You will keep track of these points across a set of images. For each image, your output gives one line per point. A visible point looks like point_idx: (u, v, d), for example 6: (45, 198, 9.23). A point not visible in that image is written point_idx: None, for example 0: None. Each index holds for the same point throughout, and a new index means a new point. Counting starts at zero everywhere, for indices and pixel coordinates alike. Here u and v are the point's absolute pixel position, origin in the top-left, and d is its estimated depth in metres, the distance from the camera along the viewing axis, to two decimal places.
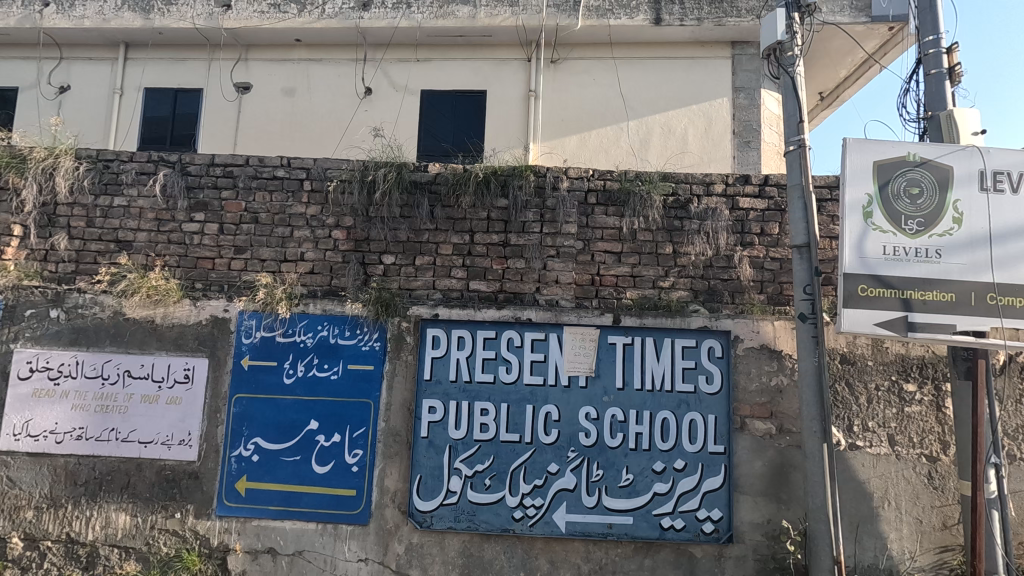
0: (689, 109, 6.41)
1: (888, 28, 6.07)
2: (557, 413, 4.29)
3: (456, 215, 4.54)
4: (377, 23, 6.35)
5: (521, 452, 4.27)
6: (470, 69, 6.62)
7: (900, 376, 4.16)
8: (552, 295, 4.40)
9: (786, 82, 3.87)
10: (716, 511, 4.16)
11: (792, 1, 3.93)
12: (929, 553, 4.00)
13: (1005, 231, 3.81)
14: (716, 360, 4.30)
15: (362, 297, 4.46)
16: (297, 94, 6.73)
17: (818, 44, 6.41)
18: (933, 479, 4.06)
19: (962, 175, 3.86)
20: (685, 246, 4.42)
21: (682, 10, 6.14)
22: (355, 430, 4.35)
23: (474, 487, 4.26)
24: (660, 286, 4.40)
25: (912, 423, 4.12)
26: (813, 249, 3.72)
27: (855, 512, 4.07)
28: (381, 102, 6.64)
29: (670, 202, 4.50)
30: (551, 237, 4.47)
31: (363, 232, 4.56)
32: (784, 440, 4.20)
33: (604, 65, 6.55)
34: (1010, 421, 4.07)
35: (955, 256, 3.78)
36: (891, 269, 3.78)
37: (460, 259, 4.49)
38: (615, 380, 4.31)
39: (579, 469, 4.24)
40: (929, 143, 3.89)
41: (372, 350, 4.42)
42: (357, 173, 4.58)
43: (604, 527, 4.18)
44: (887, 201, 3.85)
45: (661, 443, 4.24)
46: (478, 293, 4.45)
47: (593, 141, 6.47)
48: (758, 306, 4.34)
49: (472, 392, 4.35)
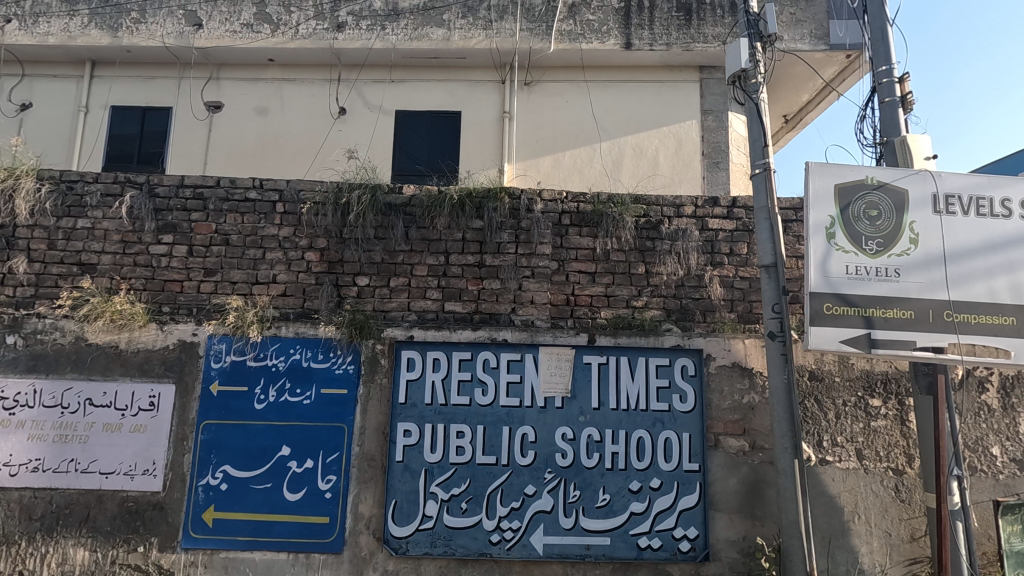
0: (659, 131, 6.57)
1: (846, 55, 6.36)
2: (533, 434, 4.28)
3: (431, 237, 4.54)
4: (353, 44, 6.40)
5: (498, 474, 4.24)
6: (445, 90, 6.69)
7: (866, 392, 4.29)
8: (528, 315, 4.43)
9: (751, 107, 4.01)
10: (692, 529, 4.19)
11: (753, 32, 4.10)
12: (899, 565, 4.09)
13: (957, 251, 3.99)
14: (690, 379, 4.36)
15: (336, 319, 4.41)
16: (270, 113, 6.69)
17: (781, 70, 6.67)
18: (900, 492, 4.17)
19: (916, 198, 4.04)
20: (657, 266, 4.50)
21: (651, 35, 6.33)
22: (328, 455, 4.27)
23: (450, 511, 4.20)
24: (634, 305, 4.46)
25: (878, 437, 4.23)
26: (780, 268, 3.82)
27: (826, 527, 4.14)
28: (356, 122, 6.64)
29: (643, 222, 4.59)
30: (526, 258, 4.50)
31: (337, 253, 4.53)
32: (757, 456, 4.26)
33: (577, 87, 6.69)
34: (970, 434, 4.22)
35: (913, 275, 3.94)
36: (854, 287, 3.91)
37: (435, 280, 4.49)
38: (591, 400, 4.33)
39: (556, 490, 4.22)
40: (886, 167, 4.06)
41: (346, 374, 4.36)
42: (330, 195, 4.57)
43: (582, 548, 4.16)
44: (848, 222, 4.00)
45: (637, 463, 4.26)
46: (454, 314, 4.44)
47: (567, 162, 6.57)
48: (729, 325, 4.43)
49: (447, 414, 4.31)
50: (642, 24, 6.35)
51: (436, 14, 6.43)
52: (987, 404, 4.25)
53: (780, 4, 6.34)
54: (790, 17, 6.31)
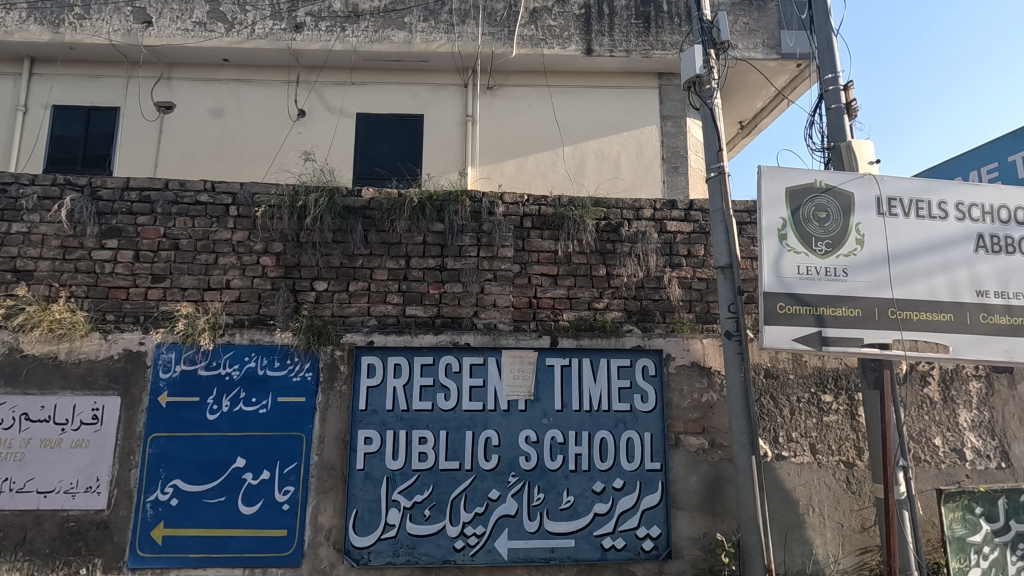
0: (621, 136, 6.68)
1: (796, 64, 6.61)
2: (496, 438, 4.25)
3: (391, 240, 4.48)
4: (311, 45, 6.27)
5: (461, 480, 4.19)
6: (408, 93, 6.63)
7: (818, 388, 4.44)
8: (490, 319, 4.41)
9: (706, 112, 4.11)
10: (655, 528, 4.24)
11: (707, 39, 4.20)
12: (851, 555, 4.23)
13: (899, 251, 4.15)
14: (650, 379, 4.43)
15: (293, 325, 4.29)
16: (225, 115, 6.49)
17: (735, 77, 6.87)
18: (851, 483, 4.32)
19: (861, 201, 4.20)
20: (618, 268, 4.56)
21: (611, 41, 6.43)
22: (285, 466, 4.14)
23: (414, 519, 4.13)
24: (595, 307, 4.50)
25: (830, 431, 4.38)
26: (735, 270, 3.91)
27: (783, 520, 4.25)
28: (316, 125, 6.51)
29: (603, 225, 4.65)
30: (488, 261, 4.49)
31: (293, 258, 4.42)
32: (716, 454, 4.35)
33: (538, 92, 6.75)
34: (915, 425, 4.42)
35: (859, 274, 4.08)
36: (805, 287, 4.02)
37: (396, 284, 4.42)
38: (554, 402, 4.33)
39: (520, 494, 4.21)
40: (833, 171, 4.21)
41: (304, 381, 4.25)
42: (286, 198, 4.46)
43: (546, 551, 4.15)
44: (799, 224, 4.11)
45: (600, 464, 4.28)
46: (415, 318, 4.39)
47: (530, 166, 6.60)
48: (688, 325, 4.52)
49: (409, 420, 4.24)
50: (603, 31, 6.44)
51: (397, 16, 6.36)
52: (929, 397, 4.47)
53: (734, 14, 6.51)
54: (743, 26, 6.49)
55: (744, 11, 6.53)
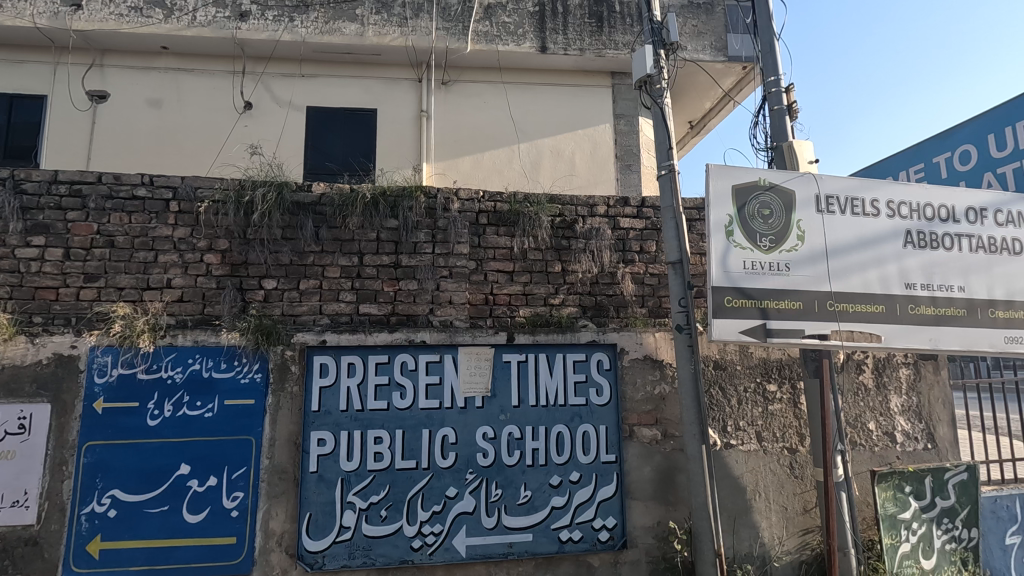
0: (576, 134, 6.75)
1: (742, 67, 6.85)
2: (453, 435, 4.23)
3: (343, 237, 4.38)
4: (257, 35, 6.03)
5: (418, 479, 4.15)
6: (361, 87, 6.50)
7: (764, 377, 4.63)
8: (446, 316, 4.39)
9: (656, 111, 4.20)
10: (610, 519, 4.33)
11: (657, 39, 4.29)
12: (794, 536, 4.44)
13: (837, 247, 4.37)
14: (605, 373, 4.50)
15: (240, 325, 4.13)
16: (165, 106, 6.18)
17: (685, 78, 7.08)
18: (794, 468, 4.53)
19: (801, 199, 4.40)
20: (573, 264, 4.62)
21: (565, 40, 6.48)
22: (233, 471, 3.99)
23: (370, 520, 4.07)
24: (551, 303, 4.55)
25: (775, 419, 4.58)
26: (685, 265, 4.03)
27: (732, 506, 4.42)
28: (263, 118, 6.29)
29: (558, 222, 4.70)
30: (443, 258, 4.46)
31: (240, 255, 4.26)
32: (669, 444, 4.47)
33: (494, 88, 6.75)
34: (851, 411, 4.68)
35: (800, 269, 4.27)
36: (751, 281, 4.17)
37: (349, 281, 4.33)
38: (511, 398, 4.34)
39: (478, 491, 4.20)
40: (775, 170, 4.38)
41: (253, 383, 4.10)
42: (231, 193, 4.29)
43: (505, 547, 4.17)
44: (744, 220, 4.26)
45: (557, 457, 4.33)
46: (369, 316, 4.32)
47: (486, 163, 6.59)
48: (641, 320, 4.63)
49: (364, 420, 4.16)
50: (557, 29, 6.49)
51: (349, 8, 6.19)
52: (864, 384, 4.74)
53: (684, 17, 6.68)
54: (692, 29, 6.66)
55: (693, 13, 6.71)
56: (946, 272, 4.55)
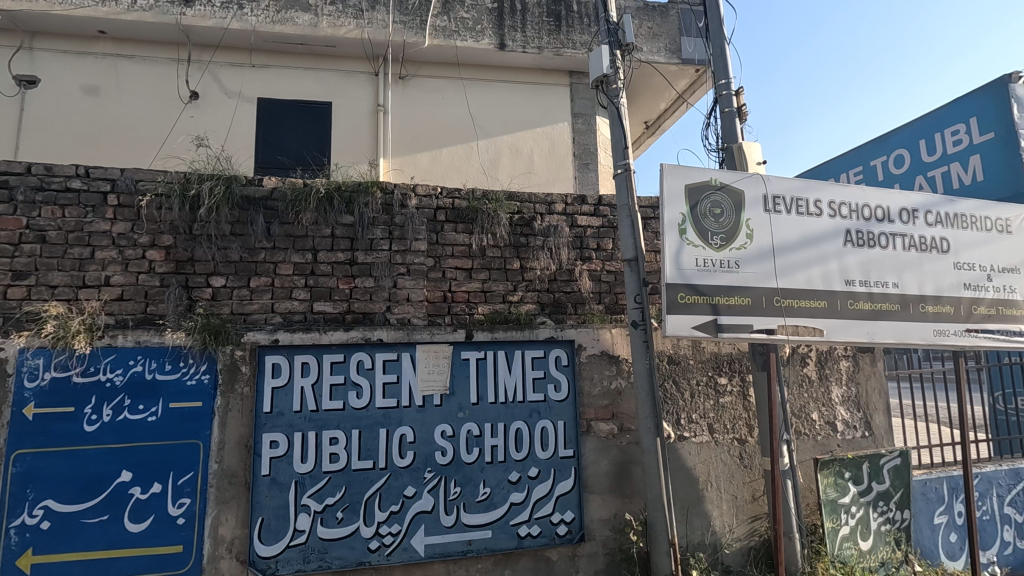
0: (535, 132, 6.78)
1: (695, 69, 7.04)
2: (411, 434, 4.19)
3: (296, 233, 4.26)
4: (203, 21, 5.76)
5: (375, 479, 4.09)
6: (315, 79, 6.33)
7: (715, 371, 4.78)
8: (403, 314, 4.34)
9: (613, 111, 4.27)
10: (568, 513, 4.38)
11: (613, 40, 4.35)
12: (743, 523, 4.62)
13: (783, 245, 4.55)
14: (563, 369, 4.55)
15: (186, 324, 3.95)
16: (102, 94, 5.84)
17: (640, 79, 7.22)
18: (743, 458, 4.71)
19: (750, 199, 4.55)
20: (531, 261, 4.65)
21: (524, 37, 6.49)
22: (179, 477, 3.83)
23: (325, 523, 3.98)
24: (510, 300, 4.57)
25: (725, 412, 4.74)
26: (640, 262, 4.14)
27: (685, 496, 4.55)
28: (210, 108, 6.04)
29: (516, 219, 4.72)
30: (401, 255, 4.40)
31: (185, 252, 4.08)
32: (625, 438, 4.57)
33: (452, 84, 6.70)
34: (796, 402, 4.89)
35: (749, 266, 4.42)
36: (703, 278, 4.29)
37: (302, 279, 4.22)
38: (470, 396, 4.33)
39: (436, 489, 4.18)
40: (726, 170, 4.52)
41: (201, 385, 3.94)
42: (176, 187, 4.10)
43: (464, 544, 4.16)
44: (697, 219, 4.37)
45: (515, 454, 4.35)
46: (323, 314, 4.22)
47: (444, 159, 6.54)
48: (598, 316, 4.71)
49: (319, 421, 4.06)
50: (515, 26, 6.49)
51: None
52: (807, 376, 4.96)
53: (639, 19, 6.81)
54: (648, 31, 6.80)
55: (648, 16, 6.84)
56: (882, 269, 4.81)
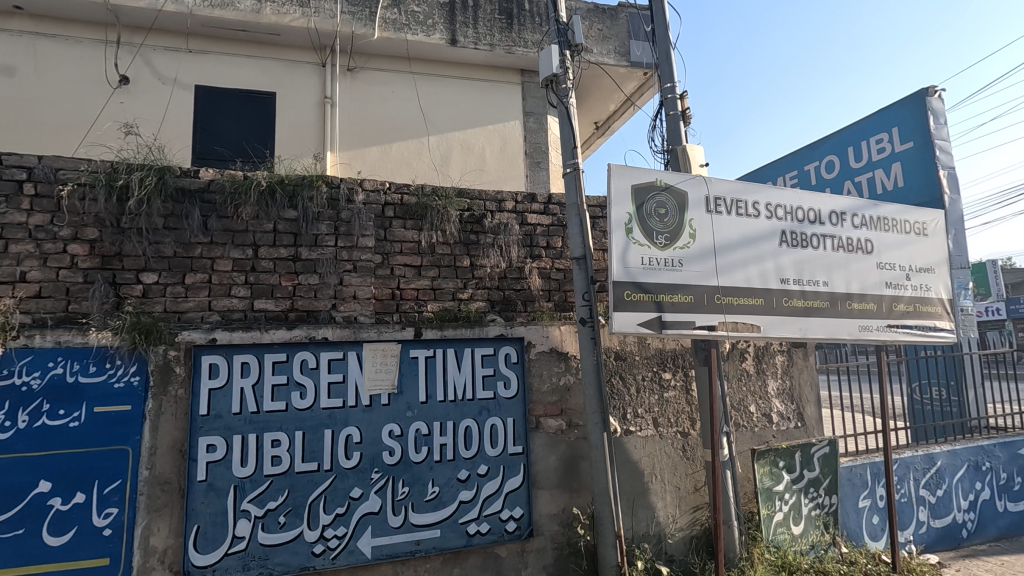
0: (486, 129, 6.77)
1: (643, 72, 7.21)
2: (358, 435, 4.10)
3: (236, 227, 4.09)
4: (134, 2, 5.42)
5: (320, 481, 3.98)
6: (257, 68, 6.08)
7: (660, 366, 4.93)
8: (350, 311, 4.24)
9: (562, 110, 4.31)
10: (517, 509, 4.41)
11: (563, 40, 4.39)
12: (686, 513, 4.78)
13: (724, 244, 4.73)
14: (512, 366, 4.57)
15: (113, 323, 3.71)
16: (19, 75, 5.41)
17: (590, 80, 7.33)
18: (686, 450, 4.87)
19: (693, 199, 4.70)
20: (481, 259, 4.65)
21: (475, 34, 6.45)
22: (106, 486, 3.60)
23: (266, 528, 3.84)
24: (459, 298, 4.56)
25: (670, 406, 4.89)
26: (589, 261, 4.21)
27: (631, 489, 4.66)
28: (142, 95, 5.70)
29: (466, 216, 4.70)
30: (347, 251, 4.30)
31: (112, 246, 3.84)
32: (573, 433, 4.64)
33: (402, 78, 6.58)
34: (736, 396, 5.11)
35: (692, 265, 4.57)
36: (648, 276, 4.40)
37: (242, 275, 4.06)
38: (418, 394, 4.28)
39: (384, 490, 4.11)
40: (671, 171, 4.65)
41: (130, 387, 3.72)
42: (102, 176, 3.85)
43: (412, 544, 4.11)
44: (642, 219, 4.47)
45: (464, 451, 4.34)
46: (265, 312, 4.07)
47: (395, 154, 6.42)
48: (547, 313, 4.77)
49: (260, 423, 3.91)
50: (467, 22, 6.45)
51: None
52: (746, 370, 5.19)
53: (589, 20, 6.90)
54: (598, 33, 6.91)
55: (598, 18, 6.95)
56: (814, 268, 5.08)
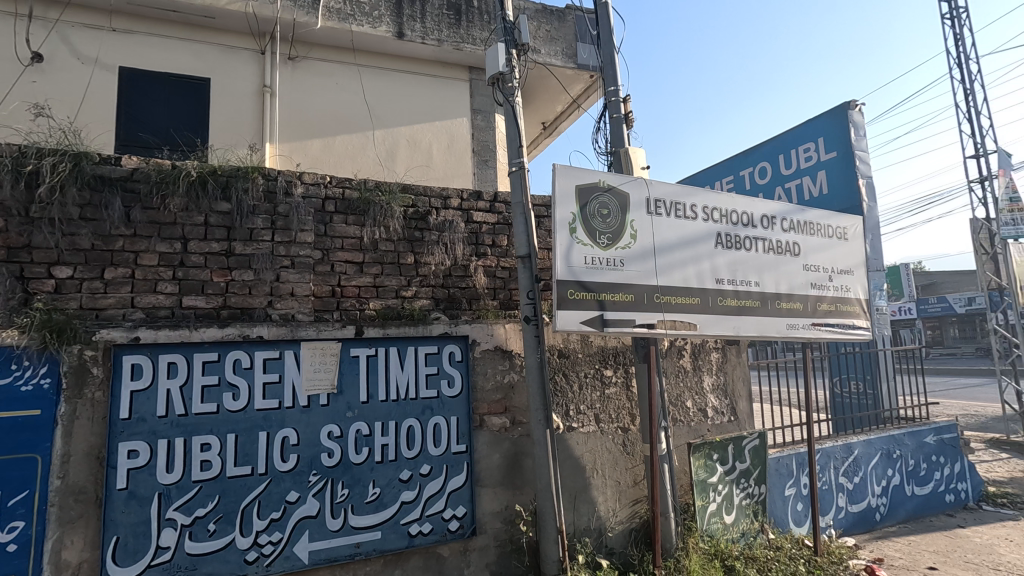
0: (433, 125, 6.70)
1: (590, 75, 7.34)
2: (295, 437, 3.96)
3: (162, 220, 3.86)
4: None
5: (254, 486, 3.82)
6: (190, 52, 5.76)
7: (602, 364, 5.03)
8: (287, 309, 4.09)
9: (508, 109, 4.31)
10: (460, 508, 4.39)
11: (509, 39, 4.39)
12: (626, 507, 4.91)
13: (663, 245, 4.88)
14: (456, 364, 4.54)
15: (20, 321, 3.41)
16: None
17: (538, 80, 7.39)
18: (626, 445, 5.00)
19: (635, 201, 4.83)
20: (425, 256, 4.61)
21: (423, 28, 6.37)
22: (10, 498, 3.31)
23: (195, 537, 3.65)
24: (403, 296, 4.50)
25: (611, 402, 5.01)
26: (533, 259, 4.23)
27: (573, 485, 4.73)
28: (58, 74, 5.27)
29: (410, 213, 4.64)
30: (284, 247, 4.15)
31: (20, 237, 3.53)
32: (516, 431, 4.67)
33: (347, 69, 6.41)
34: (674, 392, 5.29)
35: (633, 264, 4.69)
36: (591, 275, 4.47)
37: (170, 270, 3.83)
38: (359, 394, 4.18)
39: (322, 493, 3.99)
40: (614, 173, 4.76)
41: (39, 391, 3.44)
42: (8, 161, 3.54)
43: (351, 548, 4.02)
44: (586, 219, 4.55)
45: (407, 451, 4.28)
46: (194, 310, 3.86)
47: (338, 147, 6.24)
48: (492, 311, 4.78)
49: (188, 426, 3.70)
50: (414, 16, 6.35)
51: None
52: (683, 366, 5.39)
53: (538, 21, 6.96)
54: (546, 33, 6.97)
55: (547, 19, 7.01)
56: (746, 269, 5.33)
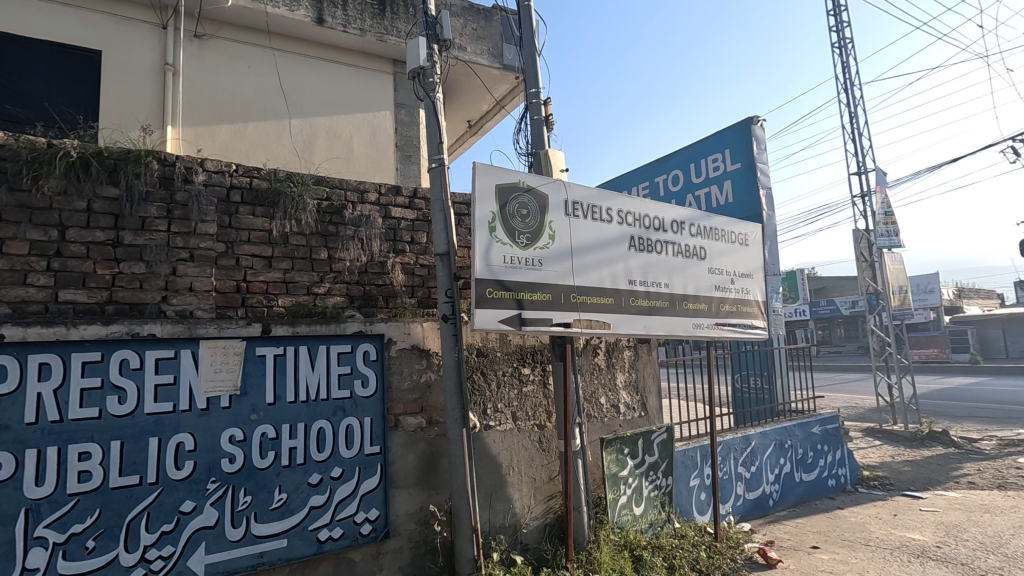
0: (354, 117, 6.49)
1: (515, 76, 7.41)
2: (191, 442, 3.68)
3: (35, 204, 3.46)
4: None
5: (142, 497, 3.51)
6: (76, 20, 5.21)
7: (520, 362, 5.10)
8: (184, 305, 3.80)
9: (429, 104, 4.24)
10: (373, 511, 4.28)
11: (431, 34, 4.33)
12: (540, 502, 5.01)
13: (580, 246, 5.01)
14: (371, 363, 4.41)
15: None
16: None
17: (464, 79, 7.36)
18: (542, 442, 5.10)
19: (553, 202, 4.92)
20: (340, 252, 4.46)
21: (344, 16, 6.15)
22: None
23: (70, 556, 3.31)
24: (315, 292, 4.34)
25: (528, 400, 5.08)
26: (451, 257, 4.21)
27: (489, 483, 4.75)
28: None
29: (324, 206, 4.48)
30: (182, 237, 3.85)
31: None
32: (432, 431, 4.62)
33: (261, 53, 6.05)
34: (589, 389, 5.45)
35: (551, 264, 4.77)
36: (509, 274, 4.50)
37: (43, 261, 3.44)
38: (265, 395, 3.95)
39: (221, 501, 3.74)
40: (534, 174, 4.82)
41: None
42: None
43: (253, 558, 3.80)
44: (505, 218, 4.58)
45: (317, 454, 4.10)
46: (73, 305, 3.49)
47: (250, 135, 5.88)
48: (409, 310, 4.71)
49: (63, 433, 3.33)
50: (335, 3, 6.13)
51: None
52: (598, 364, 5.57)
53: (464, 18, 6.92)
54: (472, 31, 6.94)
55: (473, 17, 6.99)
56: (657, 271, 5.59)
